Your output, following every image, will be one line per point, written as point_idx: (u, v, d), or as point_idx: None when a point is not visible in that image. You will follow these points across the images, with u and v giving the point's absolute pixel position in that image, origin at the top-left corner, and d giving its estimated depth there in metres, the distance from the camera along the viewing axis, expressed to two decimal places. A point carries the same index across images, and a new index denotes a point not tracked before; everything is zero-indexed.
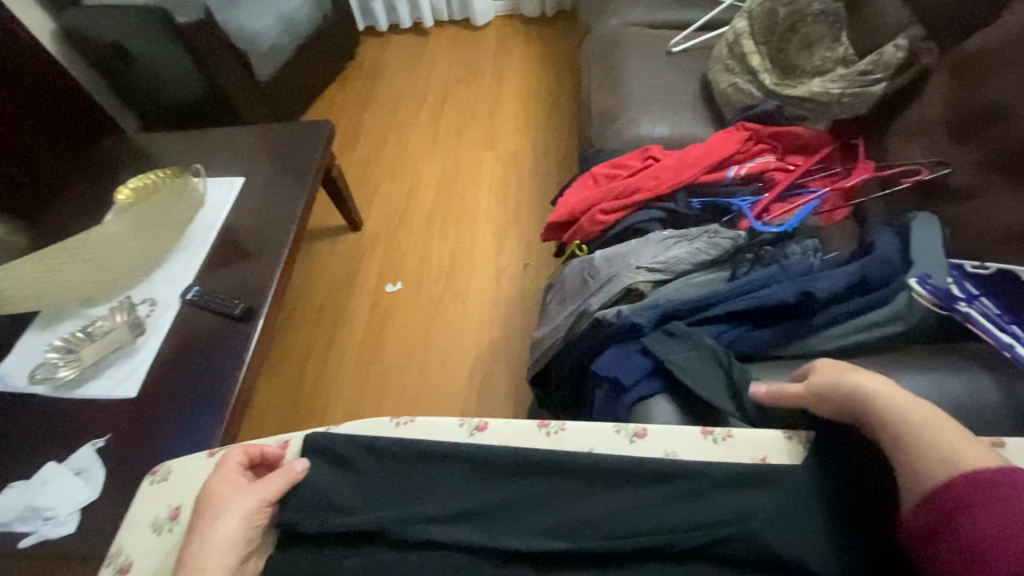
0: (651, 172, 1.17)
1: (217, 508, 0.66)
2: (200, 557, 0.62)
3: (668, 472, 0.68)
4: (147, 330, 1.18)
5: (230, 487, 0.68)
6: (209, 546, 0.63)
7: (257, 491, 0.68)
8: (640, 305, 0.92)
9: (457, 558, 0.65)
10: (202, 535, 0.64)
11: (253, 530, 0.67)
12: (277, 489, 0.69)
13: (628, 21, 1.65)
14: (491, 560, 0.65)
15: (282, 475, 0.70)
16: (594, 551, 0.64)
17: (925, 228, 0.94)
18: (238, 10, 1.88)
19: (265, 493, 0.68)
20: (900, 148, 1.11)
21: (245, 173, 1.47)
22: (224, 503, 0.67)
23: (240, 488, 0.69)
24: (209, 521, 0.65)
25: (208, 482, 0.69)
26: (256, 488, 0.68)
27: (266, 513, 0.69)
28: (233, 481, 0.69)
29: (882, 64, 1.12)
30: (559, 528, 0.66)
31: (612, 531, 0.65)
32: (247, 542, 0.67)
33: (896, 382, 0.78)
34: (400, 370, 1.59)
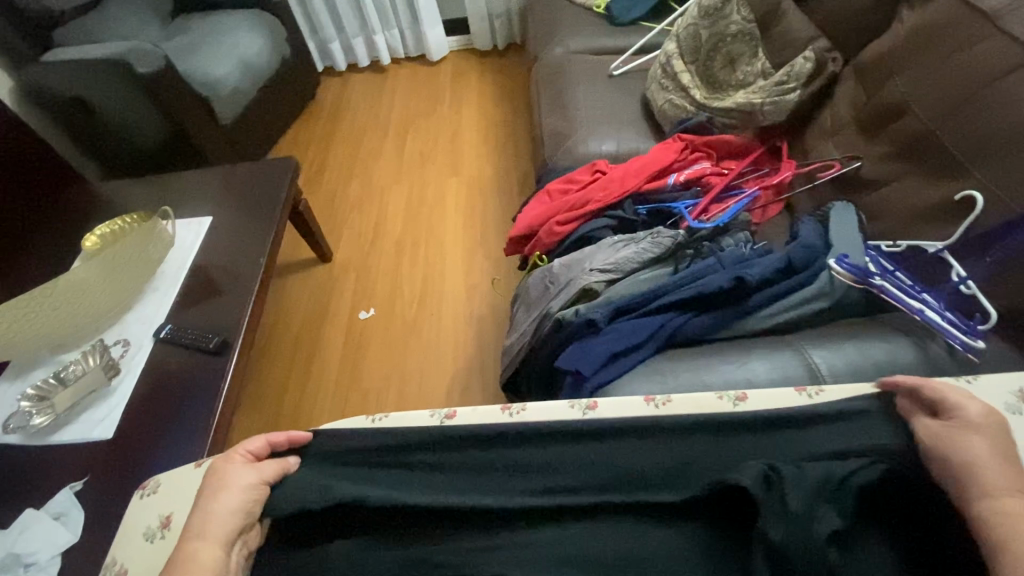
0: (600, 184, 1.27)
1: (222, 487, 0.71)
2: (205, 522, 0.67)
3: (627, 428, 0.74)
4: (122, 369, 1.19)
5: (231, 466, 0.74)
6: (211, 516, 0.68)
7: (256, 470, 0.73)
8: (595, 303, 1.00)
9: (438, 532, 0.70)
10: (210, 503, 0.69)
11: (253, 502, 0.71)
12: (273, 473, 0.74)
13: (572, 49, 1.79)
14: (472, 529, 0.70)
15: (279, 463, 0.75)
16: (565, 510, 0.70)
17: (843, 216, 1.05)
18: (197, 59, 1.96)
19: (262, 473, 0.73)
20: (819, 148, 1.24)
21: (212, 212, 1.51)
22: (227, 477, 0.72)
23: (243, 468, 0.73)
24: (212, 495, 0.70)
25: (219, 461, 0.75)
26: (257, 469, 0.73)
27: (263, 492, 0.72)
28: (235, 464, 0.74)
29: (794, 75, 1.25)
30: (538, 490, 0.71)
31: (578, 484, 0.71)
32: (245, 518, 0.70)
33: (823, 350, 0.88)
34: (379, 393, 1.62)
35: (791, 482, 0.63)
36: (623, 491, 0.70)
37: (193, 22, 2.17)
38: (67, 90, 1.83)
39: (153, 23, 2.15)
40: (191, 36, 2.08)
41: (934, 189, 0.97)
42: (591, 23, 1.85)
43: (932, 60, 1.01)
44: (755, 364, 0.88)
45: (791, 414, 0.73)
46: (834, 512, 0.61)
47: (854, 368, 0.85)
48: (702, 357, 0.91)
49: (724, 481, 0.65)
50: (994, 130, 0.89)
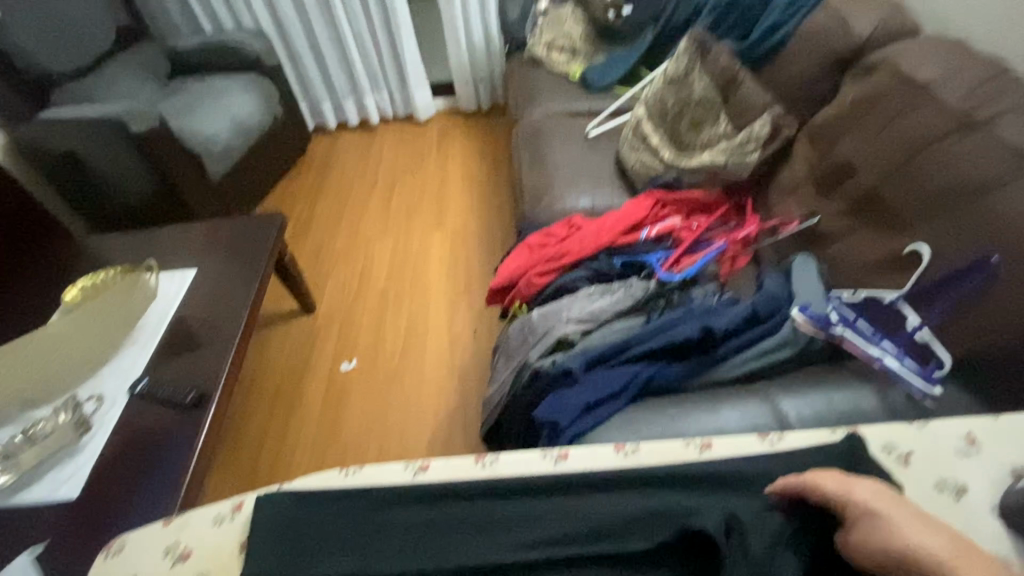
0: (576, 238, 1.32)
1: None
2: None
3: (598, 480, 0.76)
4: (93, 426, 1.16)
5: None
6: None
7: None
8: (572, 353, 1.03)
9: None
10: None
11: None
12: None
13: (550, 111, 1.90)
14: None
15: None
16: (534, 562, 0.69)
17: (804, 268, 1.11)
18: (191, 120, 2.04)
19: None
20: (780, 204, 1.32)
21: (196, 266, 1.52)
22: None
23: None
24: None
25: None
26: None
27: None
28: None
29: (753, 138, 1.35)
30: (509, 542, 0.71)
31: (550, 536, 0.71)
32: None
33: (790, 398, 0.91)
34: (358, 446, 1.59)
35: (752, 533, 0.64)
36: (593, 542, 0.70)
37: (189, 84, 2.27)
38: (61, 147, 1.88)
39: (150, 84, 2.24)
40: (186, 98, 2.17)
41: (886, 243, 1.03)
42: (568, 89, 1.98)
43: (875, 126, 1.11)
44: (726, 412, 0.90)
45: (755, 464, 0.76)
46: (793, 562, 0.62)
47: (818, 414, 0.88)
48: (674, 405, 0.93)
49: (687, 530, 0.66)
50: (935, 188, 0.97)
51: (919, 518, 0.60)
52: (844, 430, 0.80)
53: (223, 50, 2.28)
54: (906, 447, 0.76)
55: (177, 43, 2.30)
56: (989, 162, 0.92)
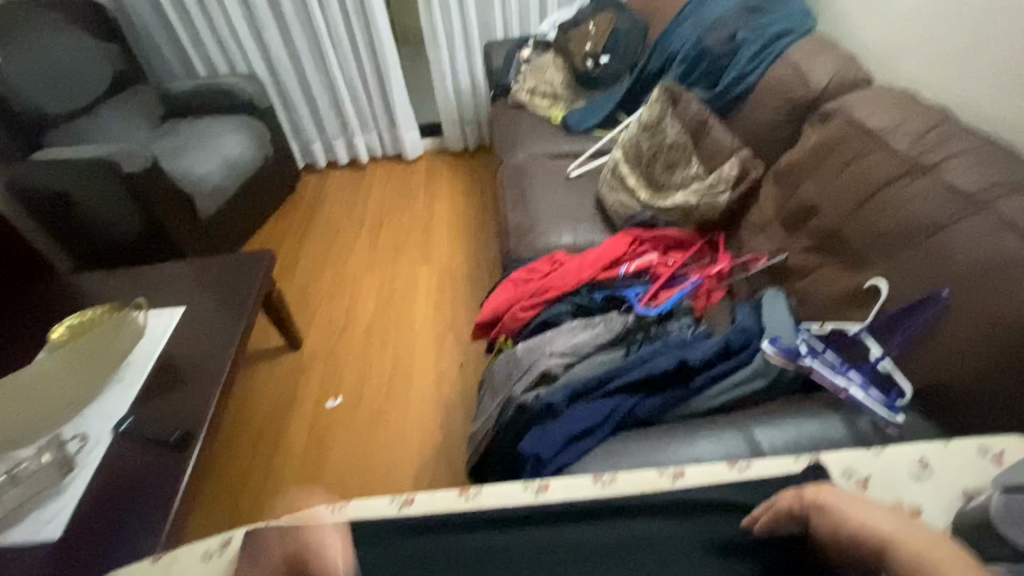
0: (558, 274, 1.38)
1: None
2: None
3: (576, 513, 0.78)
4: (77, 467, 1.15)
5: None
6: None
7: None
8: (555, 386, 1.07)
9: None
10: None
11: None
12: None
13: (533, 152, 1.98)
14: None
15: None
16: None
17: (772, 302, 1.17)
18: (184, 160, 2.10)
19: None
20: (751, 241, 1.39)
21: (185, 303, 1.54)
22: None
23: None
24: None
25: None
26: None
27: None
28: None
29: (723, 180, 1.43)
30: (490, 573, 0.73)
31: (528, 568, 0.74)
32: None
33: (764, 428, 0.94)
34: (343, 483, 1.58)
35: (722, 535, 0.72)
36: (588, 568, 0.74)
37: (183, 126, 2.33)
38: (53, 187, 1.91)
39: (143, 126, 2.29)
40: (180, 139, 2.23)
41: (847, 278, 1.10)
42: (550, 132, 2.08)
43: (832, 170, 1.20)
44: (702, 443, 0.93)
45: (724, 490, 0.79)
46: None
47: (789, 442, 0.92)
48: (653, 436, 0.96)
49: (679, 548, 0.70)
50: (889, 228, 1.05)
51: (873, 510, 0.67)
52: (808, 458, 0.83)
53: (217, 94, 2.35)
54: (865, 472, 0.80)
55: (172, 88, 2.37)
56: (934, 204, 1.00)
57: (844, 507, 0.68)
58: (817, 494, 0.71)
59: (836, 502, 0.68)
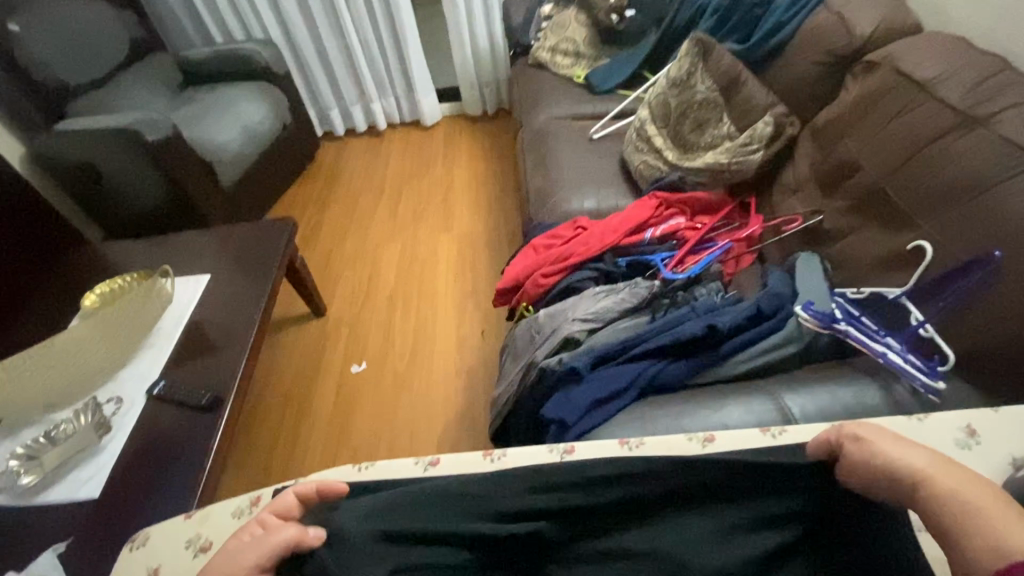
0: (581, 239, 1.34)
1: None
2: None
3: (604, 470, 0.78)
4: (112, 429, 1.19)
5: None
6: None
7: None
8: (578, 351, 1.05)
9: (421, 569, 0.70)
10: None
11: None
12: None
13: (555, 114, 1.92)
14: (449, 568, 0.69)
15: None
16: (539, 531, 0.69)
17: (806, 266, 1.12)
18: (203, 128, 2.09)
19: None
20: (784, 203, 1.33)
21: (211, 271, 1.56)
22: None
23: None
24: None
25: None
26: None
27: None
28: None
29: (756, 138, 1.35)
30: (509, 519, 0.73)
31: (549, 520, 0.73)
32: None
33: (796, 395, 0.92)
34: (369, 446, 1.62)
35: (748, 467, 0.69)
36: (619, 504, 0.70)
37: (201, 93, 2.32)
38: (77, 157, 1.93)
39: (162, 95, 2.28)
40: (199, 107, 2.22)
41: (889, 240, 1.04)
42: (572, 92, 2.00)
43: (875, 125, 1.12)
44: (730, 409, 0.91)
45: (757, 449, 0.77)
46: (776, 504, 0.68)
47: (823, 409, 0.89)
48: (679, 402, 0.94)
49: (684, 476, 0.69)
50: (937, 185, 0.98)
51: (913, 446, 0.62)
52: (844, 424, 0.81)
53: (233, 59, 2.32)
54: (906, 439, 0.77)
55: (189, 54, 2.35)
56: (988, 159, 0.92)
57: (875, 445, 0.63)
58: (854, 429, 0.66)
59: (872, 436, 0.64)
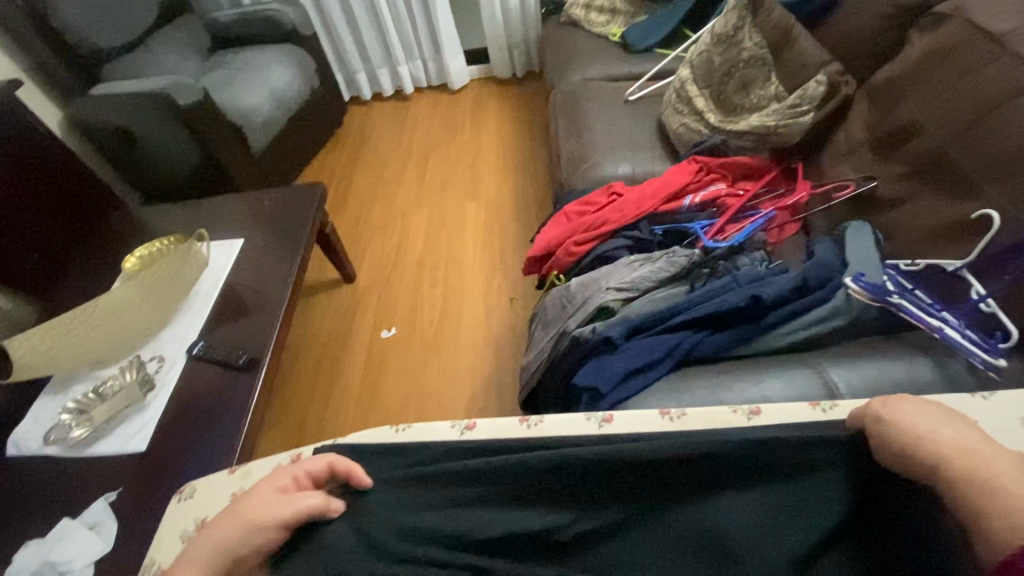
0: (616, 205, 1.30)
1: None
2: None
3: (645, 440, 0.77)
4: (157, 386, 1.23)
5: None
6: None
7: None
8: (612, 321, 1.02)
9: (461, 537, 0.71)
10: None
11: None
12: None
13: (588, 75, 1.84)
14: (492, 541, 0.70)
15: None
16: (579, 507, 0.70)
17: (859, 235, 1.06)
18: (232, 92, 2.08)
19: None
20: (834, 168, 1.25)
21: (244, 236, 1.58)
22: None
23: None
24: None
25: None
26: None
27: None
28: None
29: (808, 98, 1.26)
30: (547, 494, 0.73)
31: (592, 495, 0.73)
32: None
33: (844, 370, 0.88)
34: (398, 410, 1.65)
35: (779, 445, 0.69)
36: (649, 487, 0.70)
37: (230, 57, 2.31)
38: (111, 121, 1.94)
39: (192, 58, 2.27)
40: (228, 71, 2.21)
41: (950, 209, 0.97)
42: (607, 52, 1.91)
43: (942, 83, 1.03)
44: (772, 383, 0.88)
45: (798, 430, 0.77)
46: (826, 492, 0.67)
47: (872, 384, 0.85)
48: (717, 375, 0.92)
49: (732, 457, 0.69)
50: (1007, 149, 0.90)
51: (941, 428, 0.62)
52: None
53: (260, 21, 2.29)
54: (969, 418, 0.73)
55: (216, 16, 2.32)
56: None
57: (910, 420, 0.65)
58: (890, 409, 0.67)
59: (902, 416, 0.65)
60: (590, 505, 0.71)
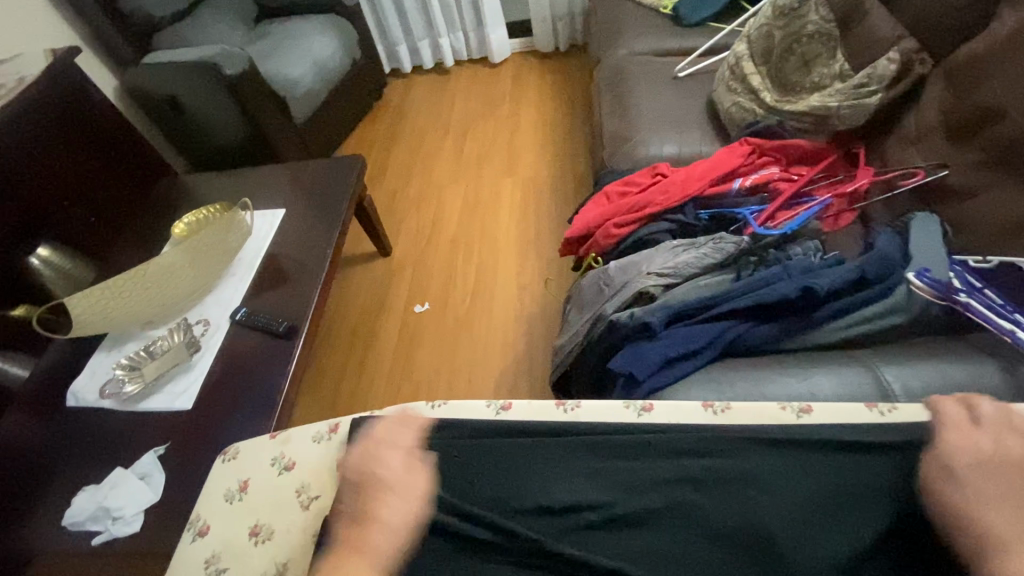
0: (661, 187, 1.25)
1: None
2: None
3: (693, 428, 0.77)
4: (202, 348, 1.28)
5: None
6: None
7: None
8: (651, 306, 0.99)
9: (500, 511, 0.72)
10: None
11: None
12: None
13: (636, 50, 1.76)
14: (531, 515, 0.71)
15: None
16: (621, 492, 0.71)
17: (924, 227, 0.99)
18: (277, 62, 2.10)
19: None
20: (901, 154, 1.17)
21: (286, 206, 1.60)
22: None
23: None
24: None
25: None
26: None
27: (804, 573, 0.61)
28: None
29: (876, 77, 1.18)
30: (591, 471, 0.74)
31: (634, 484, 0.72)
32: None
33: (901, 370, 0.83)
34: (429, 383, 1.67)
35: (811, 439, 0.71)
36: (696, 478, 0.70)
37: (275, 27, 2.32)
38: (161, 89, 1.99)
39: (238, 27, 2.30)
40: (273, 41, 2.22)
41: None
42: (657, 24, 1.82)
43: None
44: (820, 378, 0.85)
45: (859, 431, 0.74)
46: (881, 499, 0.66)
47: (931, 386, 0.81)
48: (762, 367, 0.89)
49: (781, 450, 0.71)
50: None
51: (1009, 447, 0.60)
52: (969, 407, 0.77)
53: None
54: None
55: None
56: None
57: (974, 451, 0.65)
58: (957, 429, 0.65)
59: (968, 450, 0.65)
60: (625, 490, 0.72)
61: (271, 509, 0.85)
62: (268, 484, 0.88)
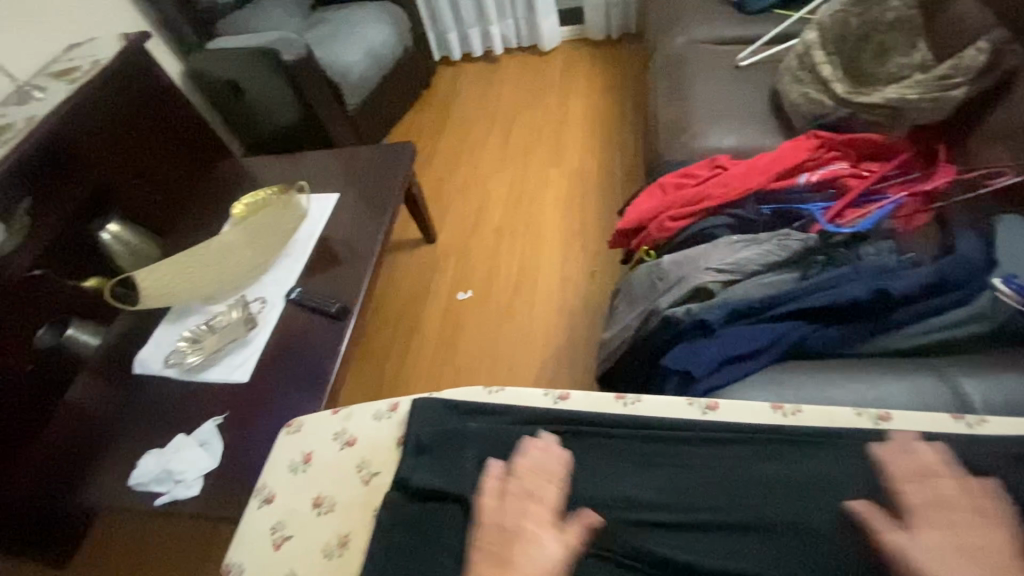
0: (720, 180, 1.21)
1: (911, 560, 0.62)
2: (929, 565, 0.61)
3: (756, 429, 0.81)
4: (259, 324, 1.33)
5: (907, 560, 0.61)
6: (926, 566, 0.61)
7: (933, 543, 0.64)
8: (709, 304, 0.97)
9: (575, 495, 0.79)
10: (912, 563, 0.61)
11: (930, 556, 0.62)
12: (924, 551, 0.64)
13: (695, 38, 1.70)
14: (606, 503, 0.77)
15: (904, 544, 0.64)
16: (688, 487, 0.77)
17: (1012, 233, 0.92)
18: (332, 48, 2.13)
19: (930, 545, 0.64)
20: (985, 151, 1.07)
21: (340, 190, 1.64)
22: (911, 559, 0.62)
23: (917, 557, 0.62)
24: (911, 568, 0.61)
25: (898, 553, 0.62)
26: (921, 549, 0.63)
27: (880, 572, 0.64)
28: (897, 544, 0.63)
29: (962, 68, 1.08)
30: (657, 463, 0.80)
31: (700, 482, 0.77)
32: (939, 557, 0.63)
33: (981, 380, 0.80)
34: (470, 370, 1.69)
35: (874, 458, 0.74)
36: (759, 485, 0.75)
37: (331, 14, 2.36)
38: (224, 74, 2.07)
39: (296, 14, 2.35)
40: (329, 27, 2.26)
41: None
42: (718, 11, 1.76)
43: None
44: (891, 385, 0.82)
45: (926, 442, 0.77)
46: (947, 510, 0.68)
47: (1016, 401, 0.78)
48: (826, 371, 0.86)
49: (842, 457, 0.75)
50: None
51: None
52: None
53: None
54: None
55: None
56: None
57: None
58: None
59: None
60: (686, 492, 0.76)
61: (331, 482, 0.89)
62: (327, 459, 0.92)
